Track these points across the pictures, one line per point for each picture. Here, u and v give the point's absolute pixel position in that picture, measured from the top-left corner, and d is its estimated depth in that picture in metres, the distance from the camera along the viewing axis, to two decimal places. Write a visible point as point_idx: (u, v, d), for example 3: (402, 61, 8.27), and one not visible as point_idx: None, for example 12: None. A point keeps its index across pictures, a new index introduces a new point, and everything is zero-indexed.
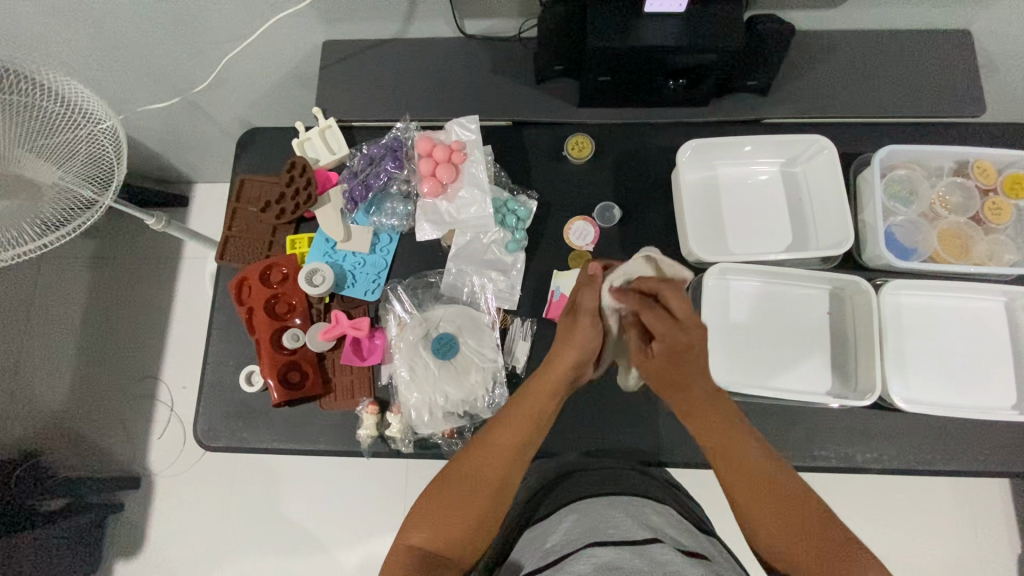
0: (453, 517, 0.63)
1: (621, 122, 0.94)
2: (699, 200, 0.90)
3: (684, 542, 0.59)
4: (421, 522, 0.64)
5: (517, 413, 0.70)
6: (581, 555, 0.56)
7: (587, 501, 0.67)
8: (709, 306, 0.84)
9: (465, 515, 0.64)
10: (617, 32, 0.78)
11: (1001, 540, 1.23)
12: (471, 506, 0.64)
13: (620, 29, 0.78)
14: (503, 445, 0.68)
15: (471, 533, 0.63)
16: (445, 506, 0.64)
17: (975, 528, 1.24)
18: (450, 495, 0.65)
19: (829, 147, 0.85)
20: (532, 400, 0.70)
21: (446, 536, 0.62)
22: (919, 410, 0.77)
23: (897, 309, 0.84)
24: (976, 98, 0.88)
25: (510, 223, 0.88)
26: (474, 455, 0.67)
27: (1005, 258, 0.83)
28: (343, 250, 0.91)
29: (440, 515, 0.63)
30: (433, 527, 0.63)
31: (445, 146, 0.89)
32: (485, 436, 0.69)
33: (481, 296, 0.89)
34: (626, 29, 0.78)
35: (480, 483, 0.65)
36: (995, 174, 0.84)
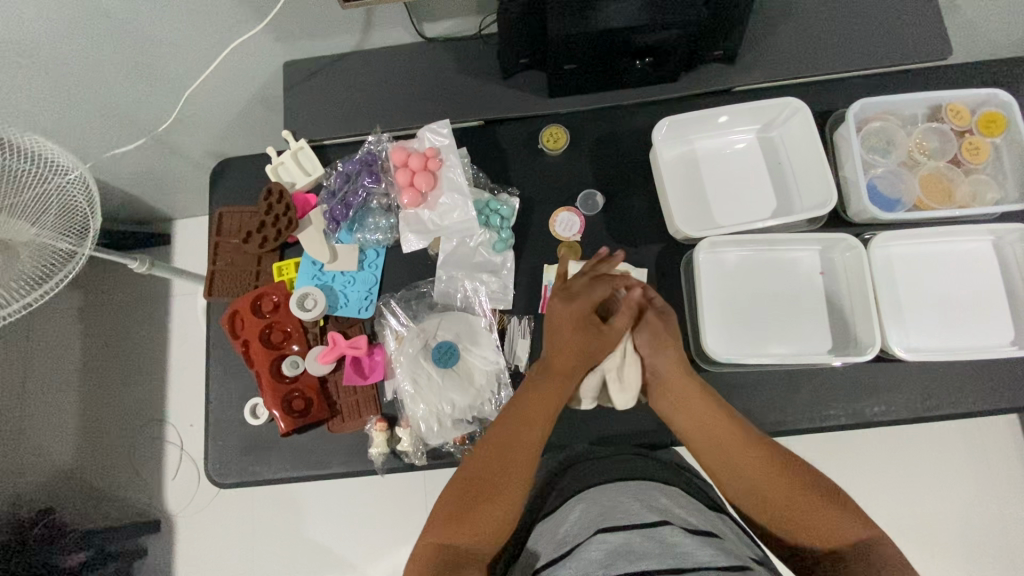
0: (475, 512, 0.62)
1: (592, 109, 0.94)
2: (681, 176, 0.90)
3: (693, 521, 0.59)
4: (447, 517, 0.62)
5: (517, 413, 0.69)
6: (594, 541, 0.56)
7: (596, 488, 0.67)
8: (702, 281, 0.84)
9: (490, 508, 0.62)
10: (580, 19, 0.77)
11: (1016, 475, 1.24)
12: (488, 503, 0.62)
13: (582, 16, 0.77)
14: (507, 442, 0.67)
15: (494, 527, 0.62)
16: (469, 500, 0.63)
17: (991, 467, 1.25)
18: (468, 497, 0.63)
19: (803, 107, 0.85)
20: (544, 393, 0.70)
21: (477, 529, 0.61)
22: (921, 357, 0.78)
23: (887, 261, 0.84)
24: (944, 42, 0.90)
25: (495, 223, 0.87)
26: (481, 457, 0.66)
27: (988, 197, 0.82)
28: (330, 270, 0.90)
29: (468, 509, 0.62)
30: (460, 522, 0.61)
31: (420, 154, 0.86)
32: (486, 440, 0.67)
33: (475, 299, 0.88)
34: (589, 15, 0.77)
35: (493, 476, 0.64)
36: (968, 114, 0.83)
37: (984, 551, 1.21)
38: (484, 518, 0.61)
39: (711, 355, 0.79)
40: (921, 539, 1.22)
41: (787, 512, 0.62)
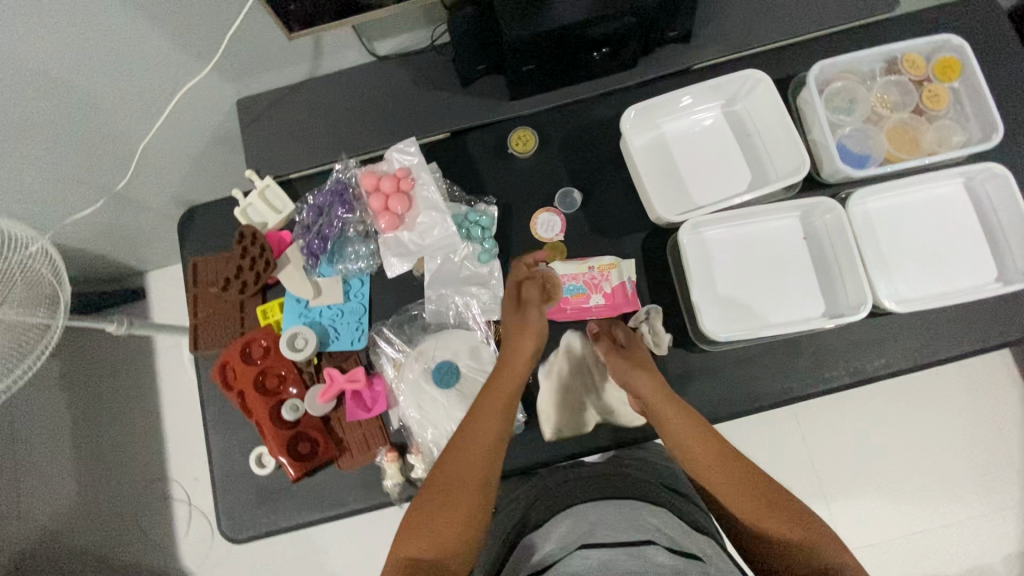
0: (439, 519, 0.60)
1: (556, 105, 0.94)
2: (654, 162, 0.90)
3: (679, 543, 0.59)
4: (411, 531, 0.60)
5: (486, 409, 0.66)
6: (582, 552, 0.56)
7: (582, 507, 0.67)
8: (690, 262, 0.84)
9: (451, 520, 0.60)
10: (533, 19, 0.77)
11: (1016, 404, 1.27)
12: (451, 508, 0.60)
13: (535, 16, 0.77)
14: (477, 446, 0.64)
15: (458, 537, 0.60)
16: (435, 513, 0.60)
17: (992, 400, 1.28)
18: (434, 502, 0.61)
19: (764, 77, 0.85)
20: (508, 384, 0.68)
21: (439, 543, 0.59)
22: (912, 307, 0.79)
23: (865, 217, 0.85)
24: None
25: (476, 235, 0.85)
26: (451, 459, 0.63)
27: (955, 140, 0.83)
28: (317, 306, 0.88)
29: (435, 523, 0.59)
30: (427, 537, 0.59)
31: (390, 176, 0.84)
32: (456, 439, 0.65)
33: (469, 314, 0.87)
34: (541, 13, 0.77)
35: (461, 484, 0.62)
36: (924, 63, 0.84)
37: (995, 481, 1.24)
38: (447, 528, 0.59)
39: (710, 336, 0.79)
40: (935, 479, 1.25)
41: (756, 524, 0.59)
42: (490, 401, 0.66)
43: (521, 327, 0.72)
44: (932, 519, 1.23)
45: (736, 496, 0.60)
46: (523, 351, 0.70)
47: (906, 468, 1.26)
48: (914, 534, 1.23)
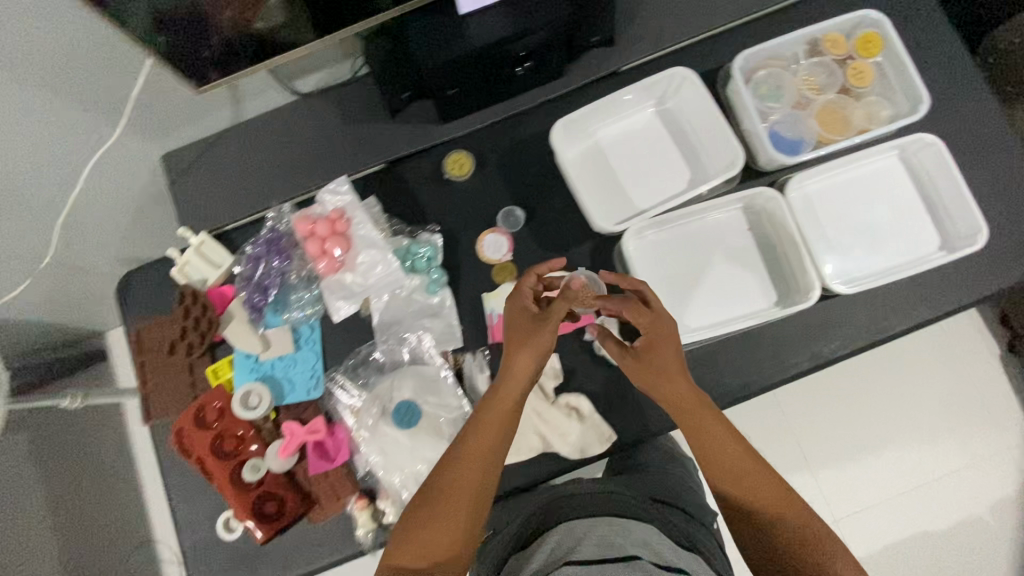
0: (438, 524, 0.59)
1: (488, 122, 0.92)
2: (592, 170, 0.89)
3: (670, 560, 0.58)
4: (406, 538, 0.59)
5: (493, 411, 0.65)
6: (558, 573, 0.54)
7: (570, 520, 0.65)
8: (638, 269, 0.84)
9: (447, 527, 0.59)
10: (449, 45, 0.76)
11: (987, 358, 1.29)
12: (449, 515, 0.59)
13: (451, 42, 0.76)
14: (478, 454, 0.62)
15: (449, 546, 0.59)
16: (431, 523, 0.59)
17: (964, 356, 1.29)
18: (431, 511, 0.60)
19: (691, 72, 0.84)
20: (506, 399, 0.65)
21: (432, 549, 0.58)
22: (859, 288, 0.79)
23: (805, 201, 0.85)
24: None
25: (421, 266, 0.84)
26: (450, 468, 0.62)
27: (883, 115, 0.84)
28: (268, 360, 0.86)
29: (429, 531, 0.59)
30: (420, 543, 0.59)
31: (324, 219, 0.81)
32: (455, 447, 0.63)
33: (424, 348, 0.84)
34: (456, 38, 0.76)
35: (460, 493, 0.61)
36: (845, 42, 0.83)
37: (974, 435, 1.26)
38: (445, 534, 0.59)
39: None
40: (917, 439, 1.26)
41: (769, 518, 0.61)
42: (495, 412, 0.64)
43: (529, 331, 0.67)
44: (916, 480, 1.25)
45: (752, 489, 0.63)
46: (531, 357, 0.66)
47: (889, 430, 1.27)
48: (902, 497, 1.25)
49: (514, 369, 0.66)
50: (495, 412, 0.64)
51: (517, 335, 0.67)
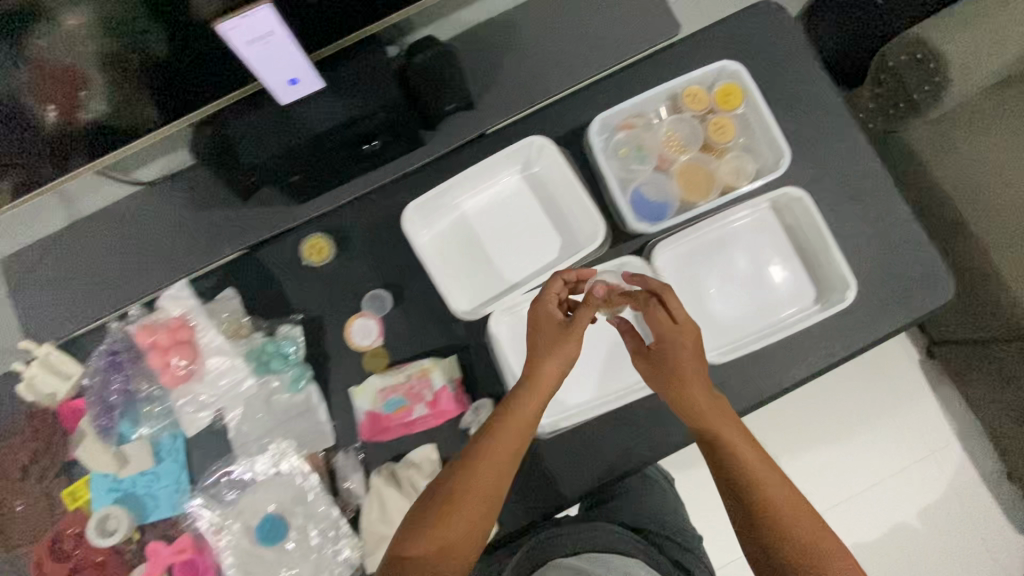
0: (458, 521, 0.57)
1: (350, 198, 0.86)
2: (459, 245, 0.84)
3: None
4: (418, 528, 0.57)
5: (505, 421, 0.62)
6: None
7: (556, 564, 0.65)
8: (510, 350, 0.80)
9: (454, 529, 0.57)
10: (277, 138, 0.72)
11: (910, 374, 1.29)
12: (474, 508, 0.58)
13: (279, 134, 0.72)
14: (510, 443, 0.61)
15: (458, 547, 0.57)
16: (459, 512, 0.57)
17: (886, 374, 1.29)
18: (456, 505, 0.58)
19: (548, 142, 0.82)
20: (520, 413, 0.62)
21: (444, 545, 0.56)
22: (730, 356, 0.78)
23: (679, 263, 0.82)
24: (669, 16, 0.87)
25: (277, 367, 0.79)
26: (472, 462, 0.60)
27: (750, 169, 0.80)
28: (126, 476, 0.80)
29: (459, 520, 0.57)
30: (436, 535, 0.56)
31: (165, 327, 0.76)
32: (483, 437, 0.61)
33: (287, 458, 0.77)
34: (285, 131, 0.71)
35: (476, 496, 0.58)
36: (706, 95, 0.80)
37: (903, 454, 1.26)
38: (452, 541, 0.56)
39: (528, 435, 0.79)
40: (847, 461, 1.26)
41: (792, 531, 0.56)
42: (520, 416, 0.62)
43: (554, 338, 0.65)
44: (849, 505, 1.24)
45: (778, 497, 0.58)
46: (553, 363, 0.64)
47: (817, 451, 1.26)
48: (835, 521, 1.24)
49: (552, 355, 0.64)
50: (546, 385, 0.64)
51: (538, 342, 0.66)
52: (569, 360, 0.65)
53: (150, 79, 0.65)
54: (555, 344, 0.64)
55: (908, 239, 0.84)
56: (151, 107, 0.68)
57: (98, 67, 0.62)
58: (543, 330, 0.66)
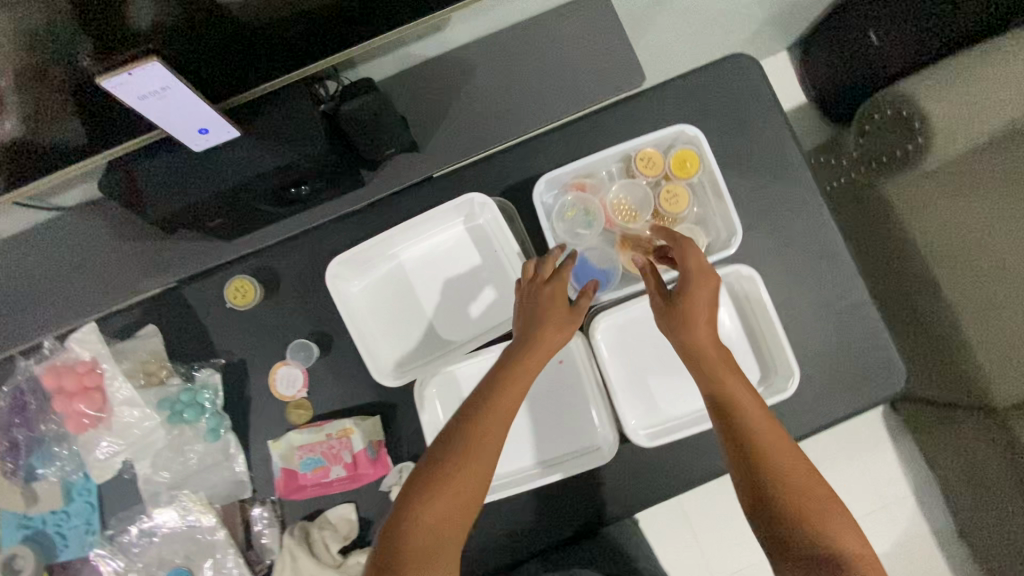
0: (451, 491, 0.54)
1: (282, 238, 0.81)
2: (392, 298, 0.80)
3: None
4: (418, 502, 0.54)
5: (504, 384, 0.58)
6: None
7: None
8: (436, 415, 0.77)
9: (452, 503, 0.54)
10: (189, 185, 0.66)
11: (876, 431, 1.26)
12: (473, 478, 0.54)
13: (191, 181, 0.66)
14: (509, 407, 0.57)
15: (458, 520, 0.54)
16: (454, 489, 0.54)
17: (851, 428, 1.26)
18: (449, 475, 0.54)
19: (489, 200, 0.77)
20: (522, 374, 0.59)
21: (443, 519, 0.53)
22: (663, 440, 0.73)
23: (619, 334, 0.78)
24: (635, 61, 0.80)
25: (190, 417, 0.75)
26: (466, 429, 0.56)
27: (701, 243, 0.76)
28: (37, 514, 0.77)
29: (454, 496, 0.54)
30: (434, 512, 0.53)
31: (70, 373, 0.73)
32: (475, 403, 0.57)
33: (193, 513, 0.75)
34: (197, 178, 0.66)
35: (473, 469, 0.54)
36: (661, 159, 0.75)
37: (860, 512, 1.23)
38: (453, 513, 0.53)
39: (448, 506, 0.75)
40: None
41: (800, 493, 0.53)
42: (516, 385, 0.58)
43: (554, 307, 0.62)
44: None
45: (780, 456, 0.55)
46: (555, 329, 0.61)
47: None
48: None
49: (551, 323, 0.61)
50: (541, 352, 0.59)
51: (535, 309, 0.62)
52: (563, 329, 0.62)
53: (78, 88, 0.56)
54: (557, 311, 0.62)
55: (867, 320, 0.79)
56: (76, 131, 0.60)
57: (12, 86, 0.54)
58: (541, 301, 0.63)
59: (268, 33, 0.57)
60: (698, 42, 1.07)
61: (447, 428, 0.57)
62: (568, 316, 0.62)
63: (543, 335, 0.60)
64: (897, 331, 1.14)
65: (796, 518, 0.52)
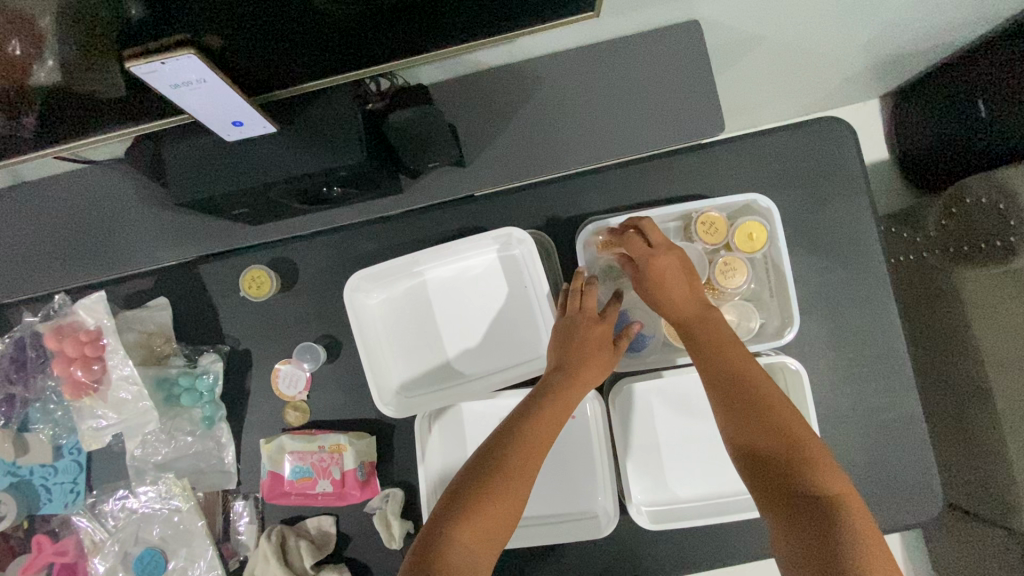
0: (497, 511, 0.53)
1: (307, 232, 0.77)
2: (410, 316, 0.76)
3: None
4: (461, 510, 0.53)
5: (551, 404, 0.59)
6: None
7: None
8: (438, 448, 0.74)
9: (498, 510, 0.53)
10: (219, 175, 0.62)
11: None
12: (518, 499, 0.54)
13: (222, 171, 0.62)
14: (547, 437, 0.58)
15: (500, 529, 0.53)
16: (498, 499, 0.53)
17: None
18: (494, 498, 0.53)
19: (528, 236, 0.72)
20: (567, 398, 0.61)
21: (489, 527, 0.52)
22: (666, 526, 0.69)
23: (643, 402, 0.73)
24: (717, 107, 0.72)
25: (188, 401, 0.74)
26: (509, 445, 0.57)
27: (752, 324, 0.70)
28: (25, 465, 0.76)
29: (497, 506, 0.53)
30: (481, 523, 0.52)
31: (75, 337, 0.71)
32: (515, 423, 0.58)
33: (175, 497, 0.74)
34: (229, 169, 0.62)
35: (519, 479, 0.55)
36: (725, 226, 0.70)
37: None
38: (499, 533, 0.53)
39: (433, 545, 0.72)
40: None
41: (813, 463, 0.53)
42: (559, 408, 0.60)
43: (577, 327, 0.65)
44: None
45: (789, 422, 0.56)
46: (599, 357, 0.64)
47: None
48: None
49: (592, 364, 0.63)
50: (580, 391, 0.62)
51: (576, 338, 0.64)
52: (602, 370, 0.64)
53: (118, 43, 0.49)
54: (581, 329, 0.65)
55: (910, 440, 0.72)
56: (116, 75, 0.53)
57: (53, 25, 0.49)
58: (588, 341, 0.64)
59: (324, 35, 0.52)
60: (785, 84, 0.97)
61: (489, 449, 0.57)
62: (603, 329, 0.65)
63: (588, 360, 0.63)
64: (930, 417, 1.02)
65: (772, 467, 0.54)
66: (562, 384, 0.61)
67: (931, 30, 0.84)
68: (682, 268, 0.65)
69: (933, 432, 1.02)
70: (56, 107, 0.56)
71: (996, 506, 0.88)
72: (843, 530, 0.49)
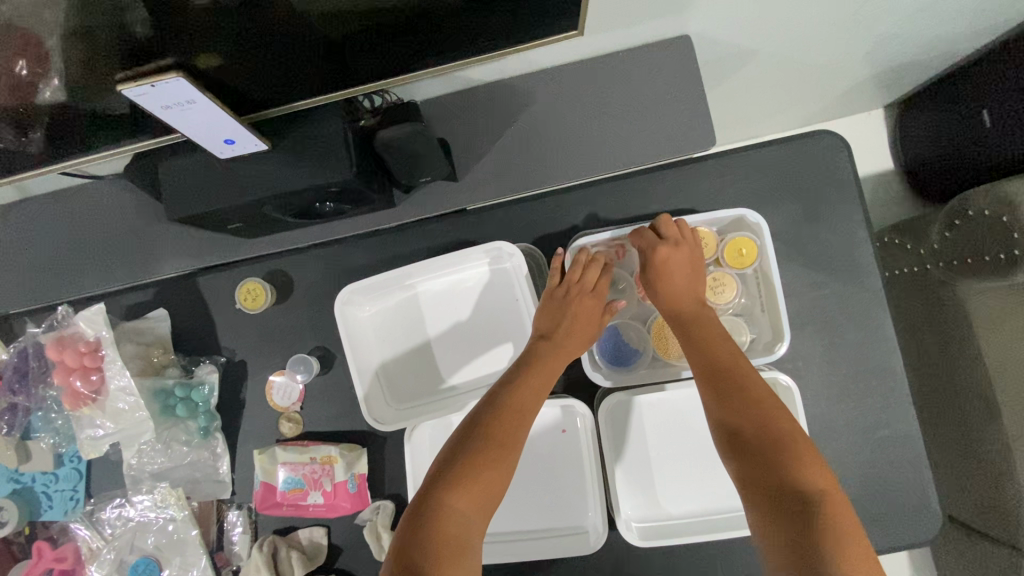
0: (485, 479, 0.54)
1: (301, 245, 0.78)
2: (402, 329, 0.77)
3: None
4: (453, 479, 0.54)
5: (533, 378, 0.62)
6: None
7: None
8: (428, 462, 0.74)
9: (487, 478, 0.54)
10: (212, 190, 0.64)
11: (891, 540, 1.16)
12: (504, 469, 0.56)
13: (216, 187, 0.64)
14: (536, 403, 0.60)
15: (489, 499, 0.54)
16: (485, 468, 0.55)
17: None
18: (486, 467, 0.55)
19: (518, 250, 0.72)
20: (548, 371, 0.63)
21: (479, 495, 0.54)
22: (655, 543, 0.68)
23: (633, 417, 0.72)
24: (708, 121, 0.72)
25: (183, 412, 0.75)
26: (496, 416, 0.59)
27: (742, 338, 0.70)
28: (27, 472, 0.78)
29: (485, 474, 0.55)
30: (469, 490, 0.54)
31: (75, 349, 0.73)
32: (500, 394, 0.61)
33: (169, 506, 0.75)
34: (223, 184, 0.64)
35: (505, 447, 0.56)
36: (714, 241, 0.71)
37: None
38: (488, 502, 0.54)
39: None
40: None
41: (792, 440, 0.54)
42: (541, 381, 0.62)
43: (568, 298, 0.68)
44: None
45: (768, 401, 0.57)
46: (583, 329, 0.67)
47: None
48: None
49: (577, 334, 0.66)
50: (564, 359, 0.65)
51: (567, 309, 0.68)
52: (585, 341, 0.67)
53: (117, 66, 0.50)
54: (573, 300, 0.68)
55: (906, 458, 0.71)
56: (114, 100, 0.55)
57: (57, 47, 0.50)
58: (577, 312, 0.67)
59: (317, 56, 0.53)
60: (783, 96, 0.96)
61: (475, 420, 0.59)
62: (592, 303, 0.68)
63: (573, 331, 0.66)
64: (934, 433, 1.01)
65: (756, 443, 0.55)
66: (546, 359, 0.64)
67: (932, 41, 0.83)
68: (686, 264, 0.67)
69: (936, 447, 1.00)
70: (59, 126, 0.58)
71: (1005, 526, 0.85)
72: (819, 504, 0.50)
